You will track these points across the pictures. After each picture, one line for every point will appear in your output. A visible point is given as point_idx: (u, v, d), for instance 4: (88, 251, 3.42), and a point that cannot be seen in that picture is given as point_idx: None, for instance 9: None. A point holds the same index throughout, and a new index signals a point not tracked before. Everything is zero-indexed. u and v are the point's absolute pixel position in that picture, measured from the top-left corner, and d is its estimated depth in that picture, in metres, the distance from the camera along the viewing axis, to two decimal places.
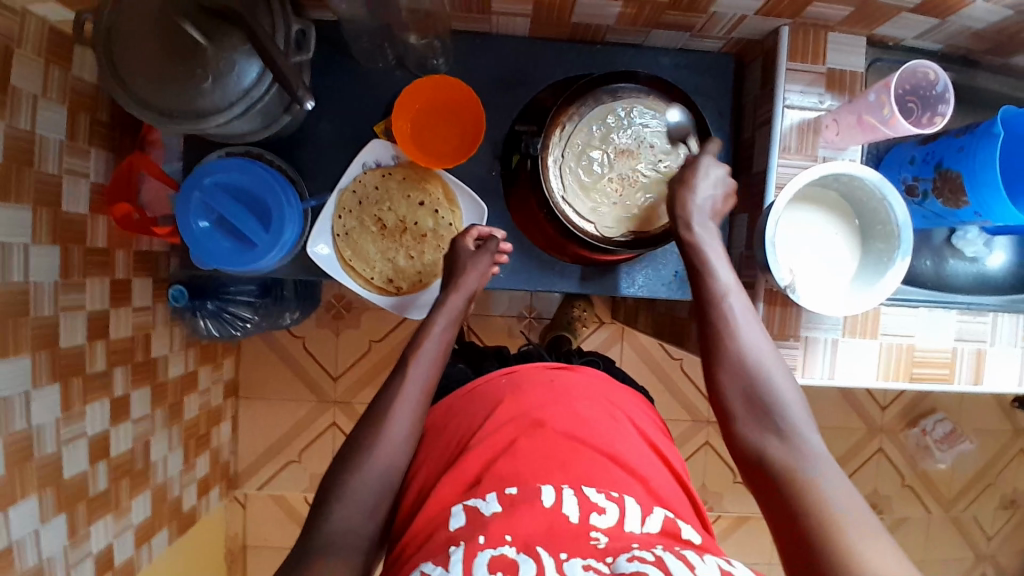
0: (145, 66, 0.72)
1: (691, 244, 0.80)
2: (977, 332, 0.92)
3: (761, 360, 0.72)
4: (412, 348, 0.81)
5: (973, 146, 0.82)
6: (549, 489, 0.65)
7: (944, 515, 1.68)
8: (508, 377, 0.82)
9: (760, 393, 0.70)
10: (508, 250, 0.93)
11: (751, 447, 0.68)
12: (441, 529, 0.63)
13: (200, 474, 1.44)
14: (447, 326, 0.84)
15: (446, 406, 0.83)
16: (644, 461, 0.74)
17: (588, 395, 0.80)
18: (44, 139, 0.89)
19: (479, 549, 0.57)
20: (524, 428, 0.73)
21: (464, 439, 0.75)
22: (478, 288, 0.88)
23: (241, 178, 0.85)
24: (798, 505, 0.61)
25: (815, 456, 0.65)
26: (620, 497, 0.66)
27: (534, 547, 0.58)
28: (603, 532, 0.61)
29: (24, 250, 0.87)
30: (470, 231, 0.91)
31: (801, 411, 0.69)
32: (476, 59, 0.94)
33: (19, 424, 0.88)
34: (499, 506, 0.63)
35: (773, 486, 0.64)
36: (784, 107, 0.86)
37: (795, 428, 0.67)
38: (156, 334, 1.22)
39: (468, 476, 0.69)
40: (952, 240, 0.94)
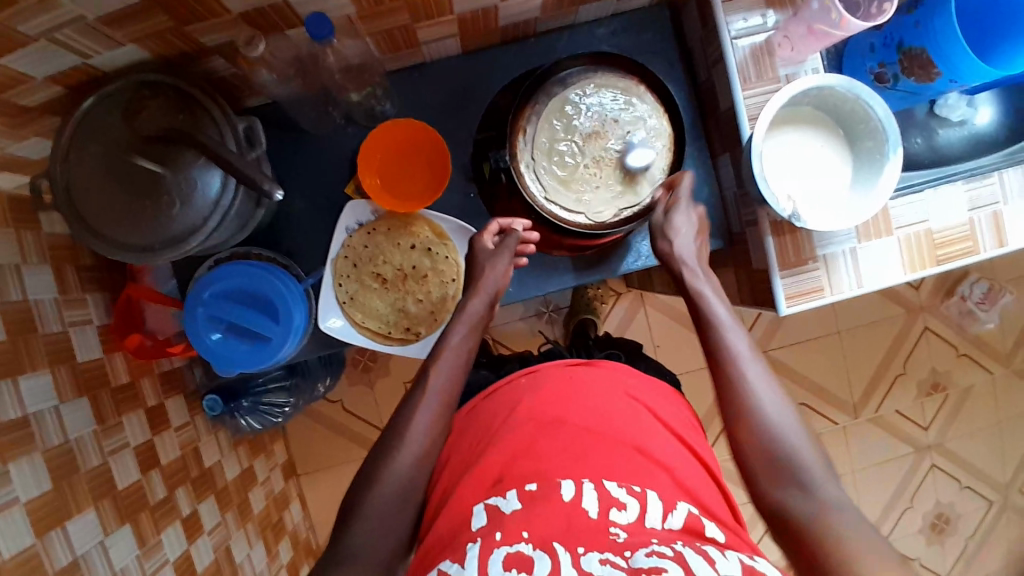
0: (115, 212, 0.73)
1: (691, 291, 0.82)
2: (989, 196, 0.91)
3: (782, 418, 0.72)
4: (433, 357, 0.83)
5: (928, 17, 0.81)
6: (568, 483, 0.67)
7: (1007, 371, 1.67)
8: (528, 377, 0.84)
9: (782, 454, 0.70)
10: (531, 241, 0.90)
11: (774, 506, 0.69)
12: (464, 530, 0.66)
13: (287, 560, 1.46)
14: (468, 335, 0.84)
15: (465, 411, 0.85)
16: (665, 448, 0.76)
17: (606, 389, 0.81)
18: (38, 302, 0.90)
19: (497, 547, 0.61)
20: (545, 428, 0.75)
21: (484, 441, 0.77)
22: (502, 286, 0.87)
23: (238, 281, 0.85)
24: (825, 567, 0.61)
25: (840, 517, 0.65)
26: (641, 492, 0.68)
27: (552, 544, 0.61)
28: (622, 527, 0.63)
29: (55, 412, 0.88)
30: (490, 226, 0.89)
31: (820, 469, 0.69)
32: (420, 91, 0.94)
33: (104, 573, 0.89)
34: (519, 504, 0.66)
35: (798, 542, 0.65)
36: (731, 40, 0.84)
37: (819, 486, 0.68)
38: (203, 445, 1.23)
39: (490, 475, 0.72)
40: (935, 110, 0.95)
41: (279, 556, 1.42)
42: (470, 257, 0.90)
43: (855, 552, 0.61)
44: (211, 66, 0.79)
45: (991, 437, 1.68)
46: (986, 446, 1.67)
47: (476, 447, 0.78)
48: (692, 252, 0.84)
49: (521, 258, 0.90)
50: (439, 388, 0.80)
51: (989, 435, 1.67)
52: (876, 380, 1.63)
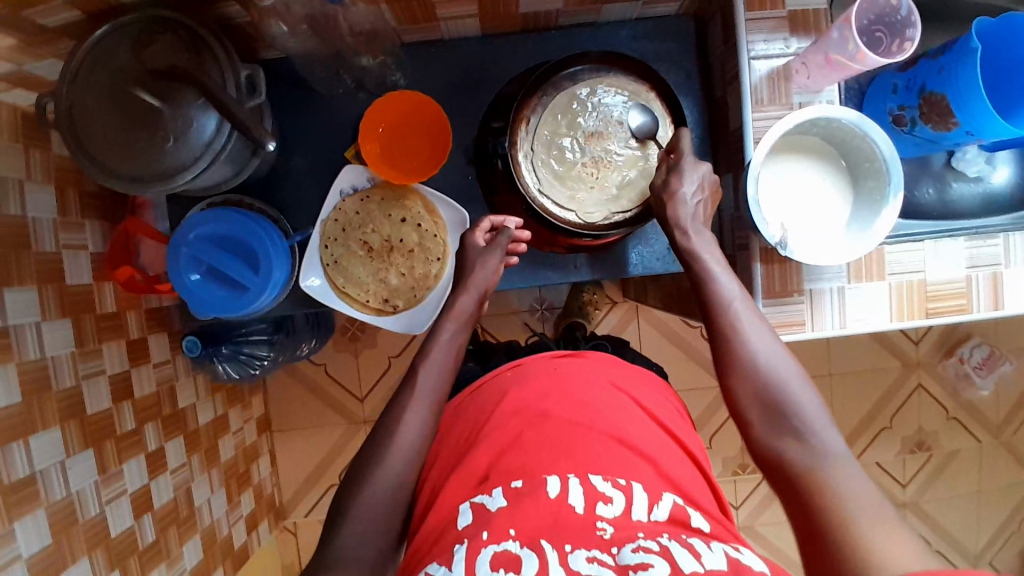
0: (110, 138, 0.74)
1: (678, 243, 0.80)
2: (990, 256, 0.89)
3: (778, 365, 0.71)
4: (421, 355, 0.81)
5: (954, 65, 0.79)
6: (555, 479, 0.66)
7: (996, 442, 1.64)
8: (514, 370, 0.83)
9: (777, 401, 0.69)
10: (521, 243, 0.91)
11: (771, 453, 0.68)
12: (450, 529, 0.64)
13: (246, 511, 1.47)
14: (458, 331, 0.83)
15: (453, 406, 0.84)
16: (651, 440, 0.74)
17: (590, 382, 0.79)
18: (36, 220, 0.92)
19: (484, 546, 0.59)
20: (528, 420, 0.74)
21: (473, 437, 0.75)
22: (492, 284, 0.87)
23: (224, 227, 0.85)
24: (819, 515, 0.61)
25: (838, 462, 0.64)
26: (627, 484, 0.66)
27: (539, 541, 0.59)
28: (609, 522, 0.62)
29: (37, 329, 0.90)
30: (480, 223, 0.90)
31: (818, 411, 0.69)
32: (435, 67, 0.94)
33: (59, 493, 0.91)
34: (505, 501, 0.64)
35: (793, 488, 0.65)
36: (749, 60, 0.83)
37: (815, 431, 0.67)
38: (180, 386, 1.25)
39: (477, 471, 0.70)
40: (952, 162, 0.92)
41: (239, 506, 1.44)
42: (460, 253, 0.90)
43: (847, 503, 0.61)
44: (229, 13, 0.80)
45: (969, 505, 1.64)
46: (963, 513, 1.64)
47: (463, 442, 0.76)
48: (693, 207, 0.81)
49: (512, 257, 0.90)
50: (428, 386, 0.78)
51: (967, 502, 1.64)
52: (860, 430, 1.60)
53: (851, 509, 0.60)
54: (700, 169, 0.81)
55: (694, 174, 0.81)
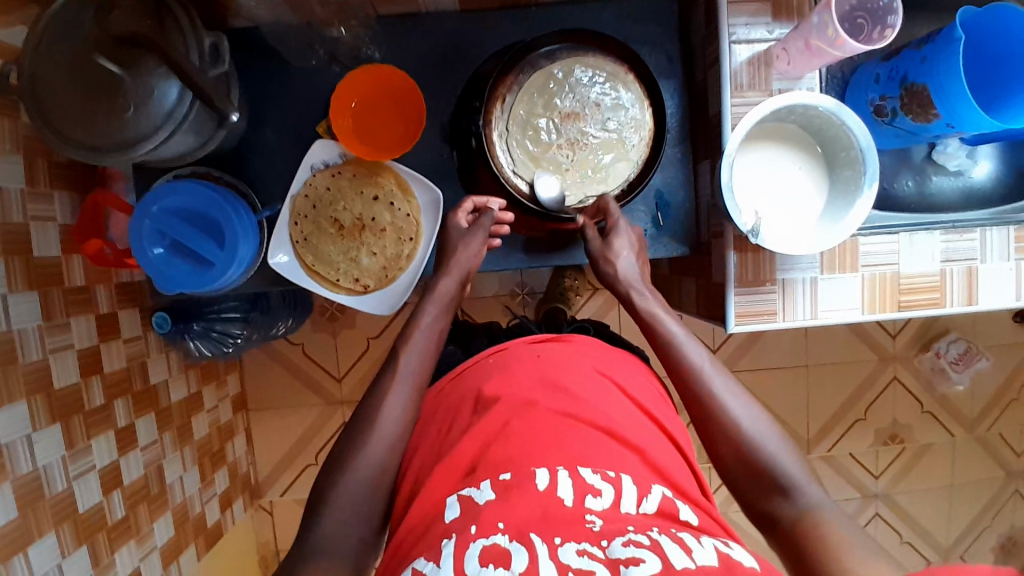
0: (67, 105, 0.71)
1: (647, 314, 0.80)
2: (965, 251, 0.88)
3: (755, 425, 0.71)
4: (403, 338, 0.80)
5: (936, 56, 0.78)
6: (544, 471, 0.61)
7: (968, 436, 1.65)
8: (497, 357, 0.79)
9: (759, 460, 0.69)
10: (507, 221, 0.89)
11: (764, 511, 0.67)
12: (437, 522, 0.61)
13: (220, 489, 1.46)
14: (439, 314, 0.82)
15: (436, 389, 0.81)
16: (638, 429, 0.71)
17: (577, 369, 0.75)
18: (3, 189, 0.89)
19: (472, 541, 0.55)
20: (515, 408, 0.69)
21: (458, 428, 0.71)
22: (474, 266, 0.86)
23: (191, 200, 0.83)
24: (817, 568, 0.61)
25: (822, 510, 0.65)
26: (616, 477, 0.63)
27: (528, 535, 0.55)
28: (598, 514, 0.59)
29: (1, 300, 0.88)
30: (464, 202, 0.88)
31: (800, 467, 0.69)
32: (411, 42, 0.91)
33: (25, 468, 0.90)
34: (493, 494, 0.60)
35: (792, 545, 0.64)
36: (730, 43, 0.82)
37: (797, 485, 0.67)
38: (152, 362, 1.23)
39: (463, 462, 0.66)
40: (933, 155, 0.91)
41: (213, 484, 1.43)
42: (442, 236, 0.89)
43: (844, 551, 0.60)
44: None
45: (940, 498, 1.66)
46: (934, 505, 1.66)
47: (447, 432, 0.73)
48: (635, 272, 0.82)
49: (494, 239, 0.89)
50: (411, 372, 0.77)
51: (939, 495, 1.66)
52: (836, 421, 1.62)
53: (845, 557, 0.60)
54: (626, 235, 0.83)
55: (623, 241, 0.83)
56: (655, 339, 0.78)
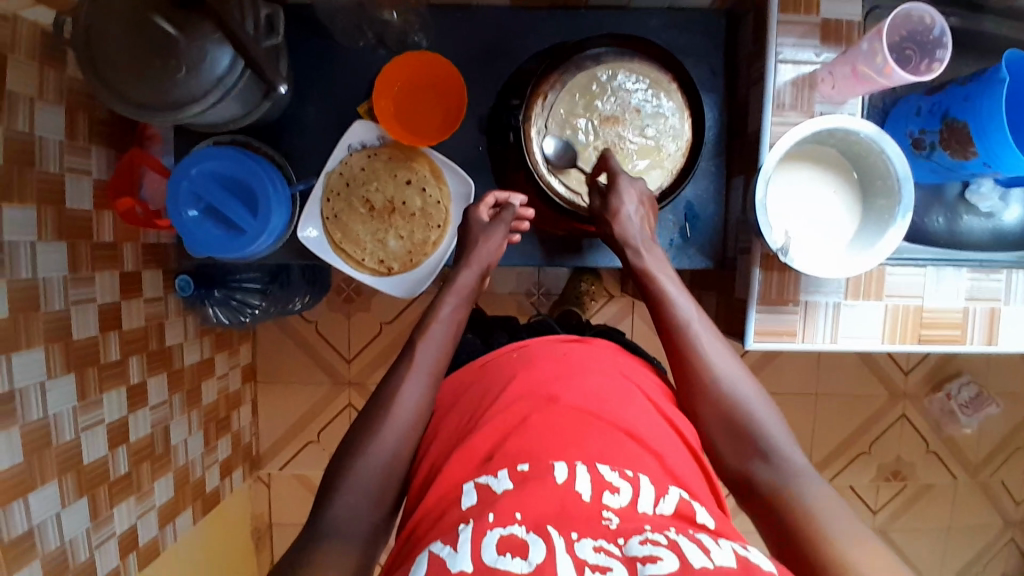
0: (121, 61, 0.73)
1: (644, 273, 0.81)
2: (991, 291, 0.88)
3: (738, 381, 0.74)
4: (421, 329, 0.81)
5: (980, 93, 0.78)
6: (562, 466, 0.61)
7: (971, 481, 1.64)
8: (518, 351, 0.79)
9: (742, 421, 0.71)
10: (528, 216, 0.91)
11: (738, 475, 0.70)
12: (453, 510, 0.60)
13: (222, 456, 1.48)
14: (459, 305, 0.84)
15: (454, 381, 0.82)
16: (657, 431, 0.70)
17: (598, 369, 0.76)
18: (43, 139, 0.91)
19: (489, 529, 0.55)
20: (535, 403, 0.69)
21: (476, 419, 0.71)
22: (494, 260, 0.88)
23: (229, 167, 0.85)
24: (788, 526, 0.62)
25: (801, 472, 0.67)
26: (634, 476, 0.62)
27: (546, 527, 0.55)
28: (615, 512, 0.58)
29: (31, 248, 0.90)
30: (486, 197, 0.90)
31: (779, 429, 0.72)
32: (459, 33, 0.92)
33: (36, 414, 0.91)
34: (512, 483, 0.60)
35: (765, 507, 0.66)
36: (776, 63, 0.82)
37: (774, 446, 0.69)
38: (169, 324, 1.25)
39: (480, 452, 0.66)
40: (966, 194, 0.91)
41: (215, 451, 1.45)
42: (463, 225, 0.90)
43: (816, 514, 0.62)
44: None
45: (936, 540, 1.65)
46: (928, 547, 1.65)
47: (465, 423, 0.72)
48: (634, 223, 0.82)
49: (515, 234, 0.91)
50: (428, 365, 0.78)
51: (934, 537, 1.65)
52: (838, 453, 1.61)
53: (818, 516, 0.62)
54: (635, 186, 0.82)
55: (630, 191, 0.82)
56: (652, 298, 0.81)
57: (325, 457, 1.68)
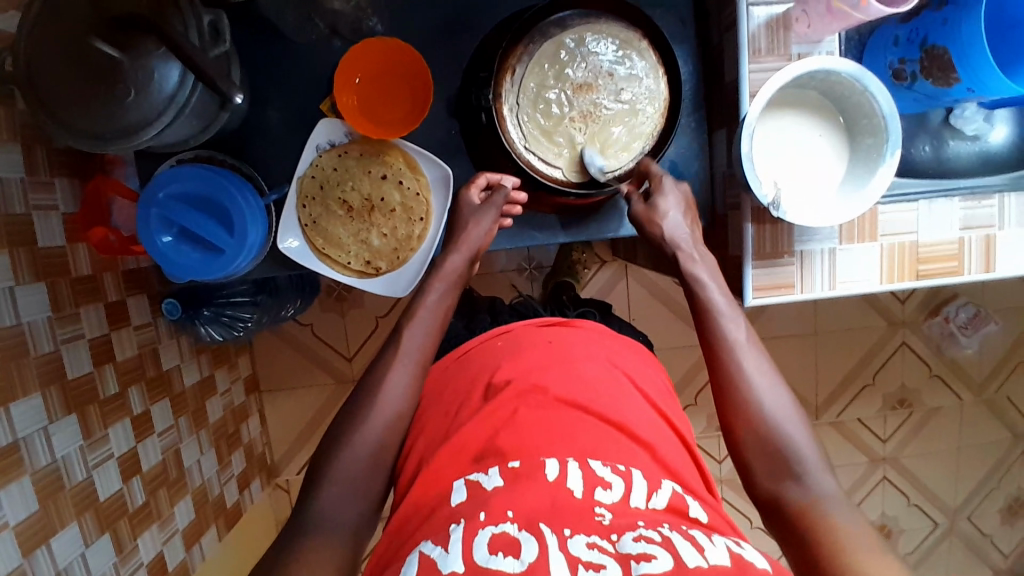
0: (64, 91, 0.69)
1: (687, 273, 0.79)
2: (984, 218, 0.88)
3: (778, 407, 0.71)
4: (407, 315, 0.79)
5: (957, 16, 0.76)
6: (553, 462, 0.60)
7: (976, 399, 1.66)
8: (504, 338, 0.78)
9: (778, 445, 0.69)
10: (520, 200, 0.88)
11: (769, 495, 0.68)
12: (443, 506, 0.60)
13: (237, 470, 1.48)
14: (447, 290, 0.82)
15: (440, 367, 0.81)
16: (649, 424, 0.69)
17: (589, 356, 0.75)
18: (4, 180, 0.87)
19: (482, 528, 0.53)
20: (523, 394, 0.68)
21: (465, 412, 0.70)
22: (484, 244, 0.85)
23: (198, 186, 0.82)
24: (821, 553, 0.61)
25: (832, 502, 0.65)
26: (626, 470, 0.61)
27: (538, 524, 0.53)
28: (607, 508, 0.57)
29: (10, 294, 0.86)
30: (478, 179, 0.87)
31: (815, 452, 0.69)
32: (415, 15, 0.89)
33: (44, 460, 0.90)
34: (502, 480, 0.59)
35: (795, 531, 0.64)
36: (747, 6, 0.79)
37: (810, 470, 0.67)
38: (163, 349, 1.23)
39: (473, 447, 0.65)
40: (950, 120, 0.88)
41: (230, 466, 1.45)
42: (454, 212, 0.88)
43: (849, 539, 0.61)
44: None
45: (947, 461, 1.68)
46: (941, 467, 1.68)
47: (455, 413, 0.71)
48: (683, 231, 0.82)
49: (507, 219, 0.88)
50: (415, 349, 0.76)
51: (945, 457, 1.68)
52: (844, 387, 1.62)
53: (858, 556, 0.59)
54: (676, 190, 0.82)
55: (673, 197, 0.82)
56: (695, 302, 0.78)
57: None
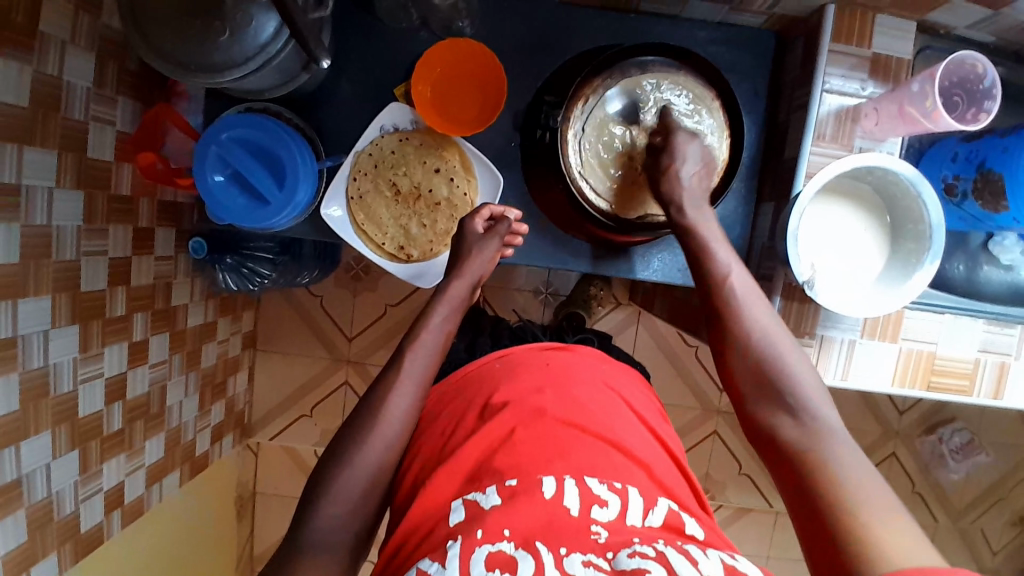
0: (164, 16, 0.72)
1: (685, 228, 0.80)
2: (1002, 345, 0.88)
3: (774, 339, 0.71)
4: (409, 336, 0.78)
5: (1018, 147, 0.79)
6: (551, 479, 0.60)
7: (952, 526, 1.65)
8: (502, 361, 0.79)
9: (774, 376, 0.68)
10: (520, 231, 0.91)
11: (765, 429, 0.67)
12: (441, 525, 0.60)
13: (214, 421, 1.48)
14: (450, 314, 0.82)
15: (439, 391, 0.81)
16: (646, 447, 0.69)
17: (587, 379, 0.75)
18: (70, 85, 0.89)
19: (478, 546, 0.55)
20: (523, 414, 0.68)
21: (463, 430, 0.71)
22: (485, 273, 0.87)
23: (259, 135, 0.84)
24: (814, 489, 0.59)
25: (832, 434, 0.63)
26: (623, 489, 0.61)
27: (534, 543, 0.55)
28: (603, 526, 0.58)
29: (47, 194, 0.88)
30: (481, 210, 0.89)
31: (816, 387, 0.68)
32: (505, 25, 0.92)
33: (37, 362, 0.91)
34: (500, 499, 0.59)
35: (787, 466, 0.63)
36: (822, 91, 0.82)
37: (807, 406, 0.66)
38: (177, 284, 1.24)
39: (466, 467, 0.65)
40: (989, 244, 0.91)
41: (208, 415, 1.44)
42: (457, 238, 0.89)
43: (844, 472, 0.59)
44: None
45: None
46: None
47: (451, 432, 0.72)
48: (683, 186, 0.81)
49: (508, 248, 0.90)
50: (417, 372, 0.76)
51: None
52: None
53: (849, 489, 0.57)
54: (694, 144, 0.81)
55: (689, 150, 0.81)
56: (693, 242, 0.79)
57: (316, 433, 1.68)
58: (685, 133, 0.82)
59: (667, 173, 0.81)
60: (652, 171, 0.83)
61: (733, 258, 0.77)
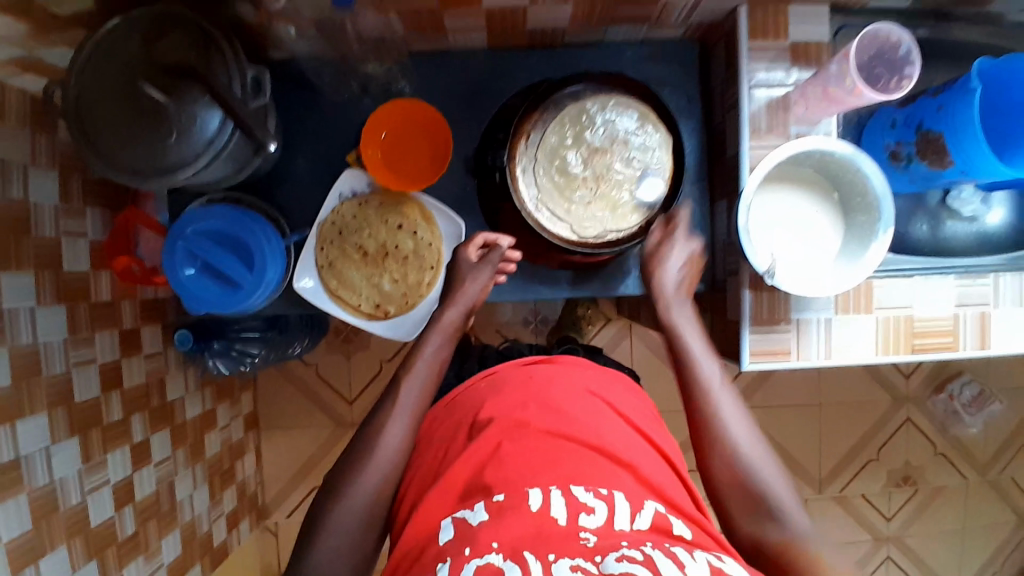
0: (110, 128, 0.74)
1: (670, 327, 0.87)
2: (979, 296, 0.90)
3: (750, 442, 0.77)
4: (405, 366, 0.81)
5: (952, 104, 0.81)
6: (537, 491, 0.61)
7: (981, 480, 1.63)
8: (487, 379, 0.80)
9: (755, 483, 0.74)
10: (513, 259, 0.93)
11: (747, 538, 0.72)
12: (432, 544, 0.61)
13: (228, 508, 1.46)
14: (444, 343, 0.84)
15: (429, 417, 0.81)
16: (632, 450, 0.70)
17: (564, 386, 0.76)
18: (37, 206, 0.91)
19: (466, 562, 0.55)
20: (508, 429, 0.69)
21: (455, 450, 0.71)
22: (479, 300, 0.89)
23: (222, 225, 0.86)
24: None
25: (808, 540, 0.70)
26: (609, 494, 0.62)
27: (522, 553, 0.54)
28: (592, 532, 0.57)
29: (30, 313, 0.89)
30: (473, 238, 0.91)
31: (789, 492, 0.74)
32: (441, 78, 0.96)
33: (42, 479, 0.91)
34: (487, 514, 0.60)
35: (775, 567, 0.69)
36: (749, 88, 0.85)
37: (786, 512, 0.72)
38: (170, 377, 1.24)
39: (458, 484, 0.66)
40: (948, 200, 0.92)
41: (221, 503, 1.43)
42: (451, 270, 0.91)
43: None
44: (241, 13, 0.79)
45: (952, 543, 1.63)
46: (946, 550, 1.63)
47: (444, 454, 0.72)
48: (672, 281, 0.89)
49: (502, 276, 0.93)
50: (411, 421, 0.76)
51: (951, 540, 1.63)
52: (847, 461, 1.60)
53: None
54: (690, 247, 0.90)
55: (682, 252, 0.90)
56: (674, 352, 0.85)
57: None
58: (684, 234, 0.91)
59: (657, 268, 0.89)
60: (644, 263, 0.92)
61: (707, 354, 0.85)
